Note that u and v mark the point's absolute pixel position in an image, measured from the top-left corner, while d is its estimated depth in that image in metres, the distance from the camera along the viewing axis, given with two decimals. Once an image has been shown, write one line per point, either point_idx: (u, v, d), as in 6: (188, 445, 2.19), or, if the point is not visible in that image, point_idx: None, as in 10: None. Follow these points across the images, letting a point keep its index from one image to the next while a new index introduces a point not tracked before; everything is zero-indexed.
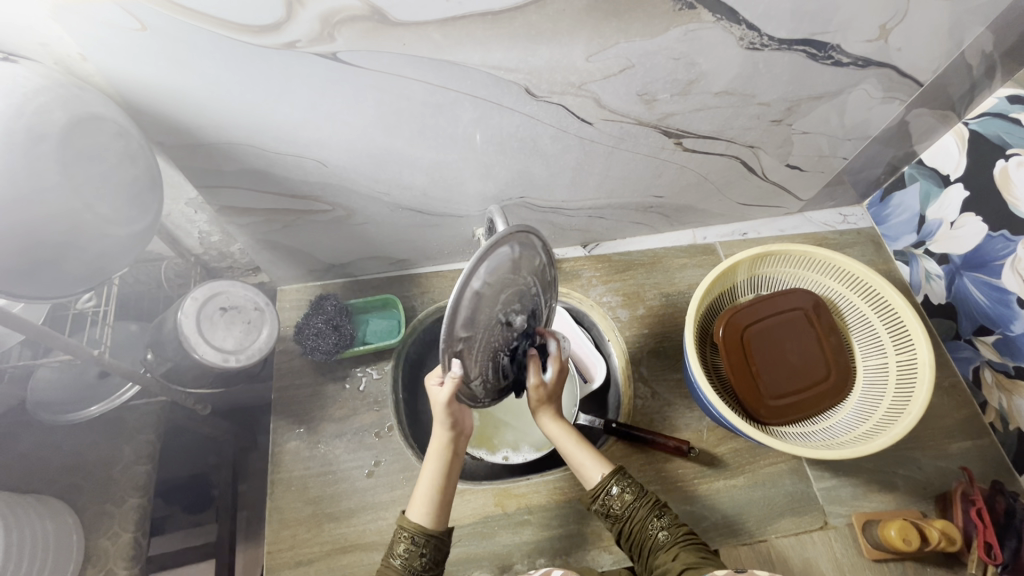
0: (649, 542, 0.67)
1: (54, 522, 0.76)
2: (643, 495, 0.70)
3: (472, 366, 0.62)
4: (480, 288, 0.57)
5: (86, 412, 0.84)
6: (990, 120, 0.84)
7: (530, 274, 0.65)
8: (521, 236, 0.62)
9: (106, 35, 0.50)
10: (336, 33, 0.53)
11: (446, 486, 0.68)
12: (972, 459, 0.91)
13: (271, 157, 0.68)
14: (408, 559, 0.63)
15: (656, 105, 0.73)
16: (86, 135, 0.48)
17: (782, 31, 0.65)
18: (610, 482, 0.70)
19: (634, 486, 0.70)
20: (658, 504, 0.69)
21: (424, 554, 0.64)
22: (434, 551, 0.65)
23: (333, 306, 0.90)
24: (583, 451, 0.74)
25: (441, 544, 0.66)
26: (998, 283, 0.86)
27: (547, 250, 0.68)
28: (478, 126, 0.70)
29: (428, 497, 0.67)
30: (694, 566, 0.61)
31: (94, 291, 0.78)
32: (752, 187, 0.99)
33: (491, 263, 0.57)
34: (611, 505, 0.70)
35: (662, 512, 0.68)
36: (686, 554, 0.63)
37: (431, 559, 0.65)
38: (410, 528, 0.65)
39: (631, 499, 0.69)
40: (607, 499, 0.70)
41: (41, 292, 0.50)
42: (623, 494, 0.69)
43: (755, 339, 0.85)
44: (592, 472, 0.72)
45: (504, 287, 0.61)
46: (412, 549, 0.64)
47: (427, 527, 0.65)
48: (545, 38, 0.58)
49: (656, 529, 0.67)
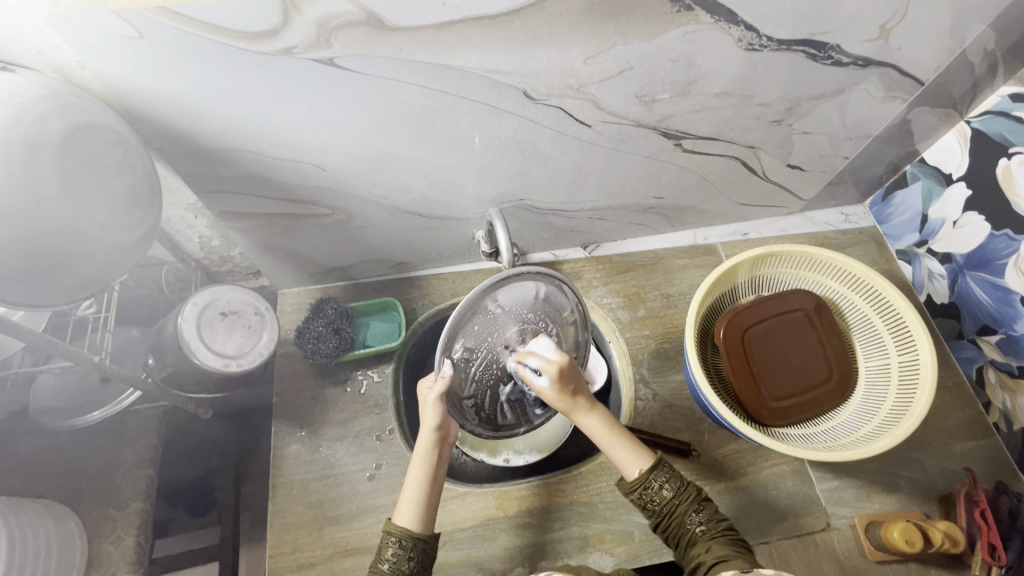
0: (685, 535, 0.65)
1: (58, 527, 0.77)
2: (683, 489, 0.67)
3: (466, 374, 0.67)
4: (494, 306, 0.64)
5: (89, 417, 0.83)
6: (992, 119, 0.83)
7: (550, 321, 0.71)
8: (550, 284, 0.68)
9: (105, 43, 0.50)
10: (332, 38, 0.53)
11: (432, 490, 0.68)
12: (976, 459, 0.90)
13: (269, 162, 0.68)
14: (396, 562, 0.63)
15: (656, 107, 0.73)
16: (86, 143, 0.49)
17: (781, 31, 0.65)
18: (648, 478, 0.67)
19: (674, 480, 0.67)
20: (697, 498, 0.67)
21: (412, 558, 0.64)
22: (421, 555, 0.65)
23: (333, 309, 0.90)
24: (619, 445, 0.69)
25: (428, 547, 0.65)
26: (1001, 283, 0.86)
27: (581, 311, 0.74)
28: (477, 129, 0.70)
29: (415, 500, 0.67)
30: (725, 560, 0.59)
31: (95, 298, 0.78)
32: (752, 188, 0.99)
33: (509, 288, 0.64)
34: (649, 499, 0.67)
35: (700, 506, 0.66)
36: (718, 547, 0.61)
37: (419, 563, 0.64)
38: (397, 532, 0.65)
39: (671, 494, 0.67)
40: (646, 493, 0.67)
41: (41, 300, 0.50)
42: (662, 489, 0.67)
43: (756, 340, 0.85)
44: (630, 466, 0.68)
45: (519, 317, 0.68)
46: (399, 553, 0.64)
47: (415, 531, 0.65)
48: (542, 41, 0.58)
49: (694, 524, 0.65)
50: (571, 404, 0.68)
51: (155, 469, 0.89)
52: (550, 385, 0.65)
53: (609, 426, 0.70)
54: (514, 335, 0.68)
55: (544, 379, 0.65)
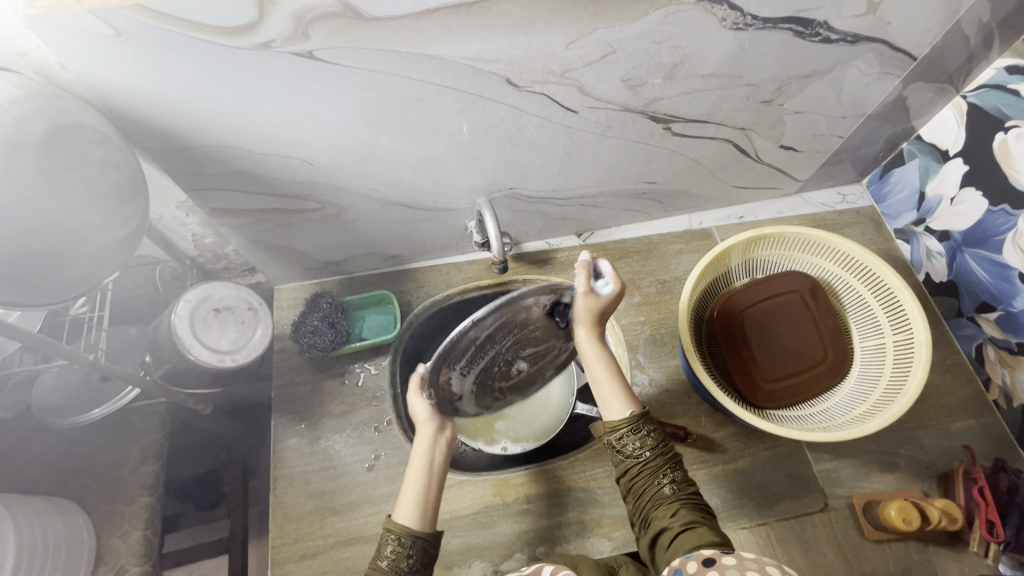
0: (652, 488, 0.65)
1: (66, 523, 0.78)
2: (664, 447, 0.67)
3: (457, 385, 0.70)
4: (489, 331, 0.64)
5: (90, 415, 0.85)
6: (988, 92, 0.81)
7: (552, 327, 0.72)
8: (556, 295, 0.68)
9: (86, 45, 0.51)
10: (310, 30, 0.53)
11: (430, 487, 0.69)
12: (975, 437, 0.90)
13: (257, 158, 0.69)
14: (395, 560, 0.62)
15: (643, 91, 0.72)
16: (67, 142, 0.49)
17: (765, 9, 0.64)
18: (631, 424, 0.67)
19: (656, 435, 0.68)
20: (673, 459, 0.67)
21: (411, 555, 0.63)
22: (421, 553, 0.64)
23: (329, 303, 0.91)
24: (612, 384, 0.71)
25: (428, 546, 0.65)
26: (999, 259, 0.84)
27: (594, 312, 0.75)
28: (463, 119, 0.70)
29: (414, 497, 0.67)
30: (692, 526, 0.59)
31: (88, 296, 0.81)
32: (746, 170, 0.98)
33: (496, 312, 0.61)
34: (625, 444, 0.67)
35: (675, 466, 0.66)
36: (686, 513, 0.61)
37: (418, 562, 0.64)
38: (397, 530, 0.64)
39: (650, 446, 0.67)
40: (623, 438, 0.68)
41: (33, 299, 0.51)
42: (642, 439, 0.67)
43: (748, 322, 0.84)
44: (617, 409, 0.70)
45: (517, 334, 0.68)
46: (398, 551, 0.63)
47: (414, 528, 0.65)
48: (522, 26, 0.58)
49: (664, 481, 0.65)
50: (592, 321, 0.71)
51: (159, 465, 0.89)
52: (607, 297, 0.68)
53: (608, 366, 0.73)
54: (511, 347, 0.70)
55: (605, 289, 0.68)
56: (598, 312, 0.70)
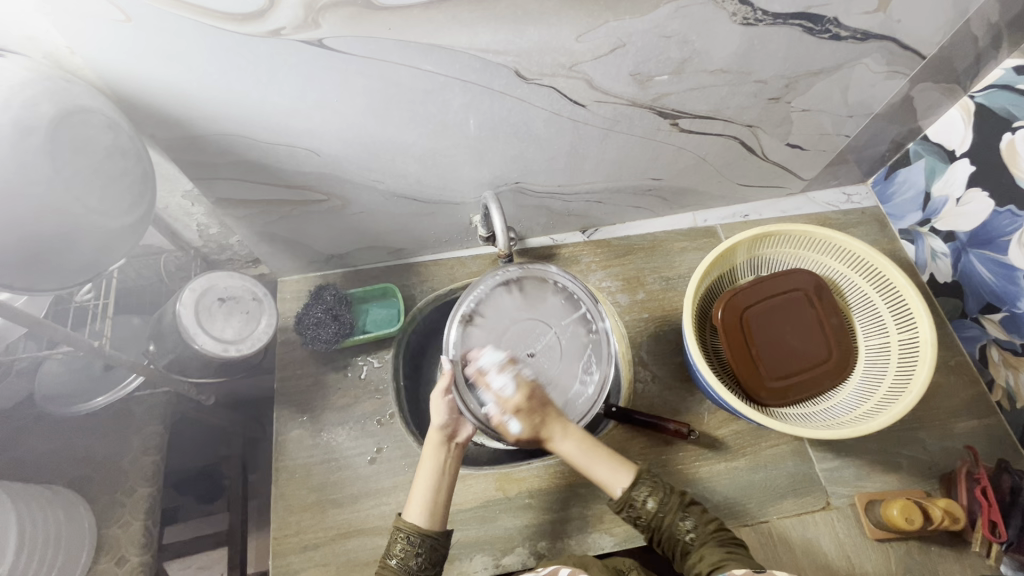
0: (678, 545, 0.69)
1: (66, 511, 0.78)
2: (667, 500, 0.71)
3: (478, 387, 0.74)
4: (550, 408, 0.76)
5: (91, 403, 0.86)
6: (996, 93, 0.82)
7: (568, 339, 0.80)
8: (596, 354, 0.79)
9: (96, 29, 0.51)
10: (321, 18, 0.53)
11: (440, 487, 0.72)
12: (978, 438, 0.90)
13: (264, 148, 0.68)
14: (405, 558, 0.67)
15: (651, 85, 0.72)
16: (76, 127, 0.49)
17: (776, 5, 0.64)
18: (633, 491, 0.71)
19: (657, 489, 0.71)
20: (680, 507, 0.70)
21: (419, 554, 0.67)
22: (429, 551, 0.68)
23: (332, 296, 0.91)
24: (598, 468, 0.73)
25: (437, 544, 0.68)
26: (1005, 260, 0.84)
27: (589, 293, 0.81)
28: (470, 112, 0.70)
29: (423, 496, 0.71)
30: (720, 566, 0.63)
31: (94, 284, 0.82)
32: (751, 168, 0.98)
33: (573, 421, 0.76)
34: (638, 514, 0.71)
35: (685, 513, 0.70)
36: (711, 555, 0.65)
37: (427, 559, 0.68)
38: (406, 528, 0.68)
39: (655, 507, 0.70)
40: (634, 509, 0.71)
41: (36, 284, 0.51)
42: (647, 503, 0.70)
43: (754, 320, 0.84)
44: (613, 484, 0.72)
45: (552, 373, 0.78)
46: (408, 549, 0.67)
47: (423, 528, 0.69)
48: (532, 18, 0.58)
49: (683, 532, 0.69)
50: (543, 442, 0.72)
51: (161, 455, 0.89)
52: (521, 428, 0.71)
53: (590, 443, 0.73)
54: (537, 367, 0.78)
55: (513, 425, 0.71)
56: (535, 433, 0.72)
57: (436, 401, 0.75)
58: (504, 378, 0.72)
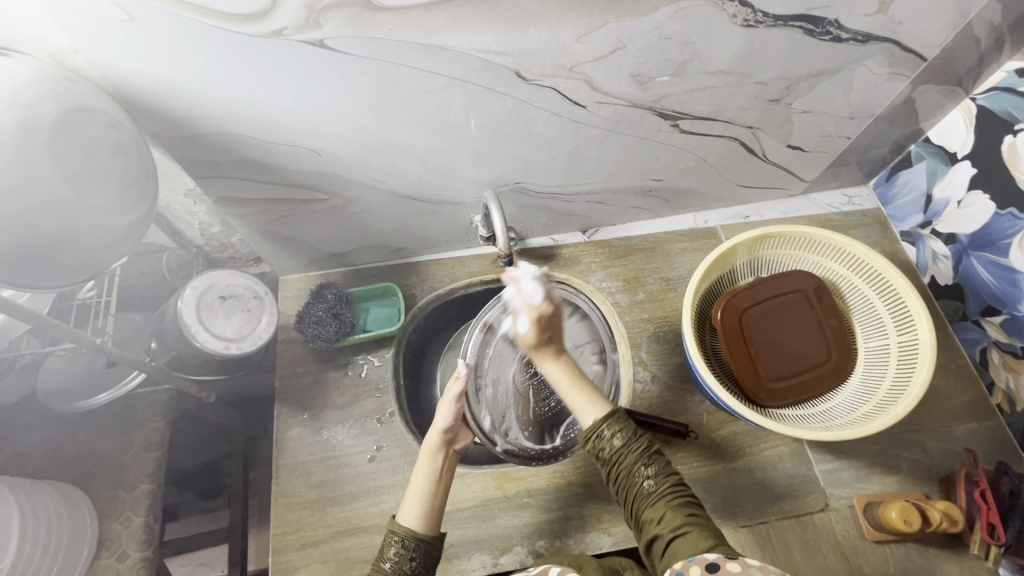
0: (633, 488, 0.68)
1: (68, 507, 0.79)
2: (634, 442, 0.70)
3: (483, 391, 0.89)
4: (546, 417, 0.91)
5: (95, 399, 0.87)
6: (998, 95, 0.81)
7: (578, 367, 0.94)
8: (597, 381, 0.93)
9: (101, 30, 0.51)
10: (322, 19, 0.53)
11: (436, 493, 0.71)
12: (978, 441, 0.89)
13: (265, 147, 0.69)
14: (398, 562, 0.65)
15: (651, 86, 0.72)
16: (80, 126, 0.49)
17: (776, 7, 0.64)
18: (602, 425, 0.71)
19: (625, 431, 0.71)
20: (647, 452, 0.70)
21: (413, 558, 0.66)
22: (423, 556, 0.67)
23: (333, 294, 0.91)
24: (576, 392, 0.75)
25: (432, 549, 0.68)
26: (1005, 263, 0.84)
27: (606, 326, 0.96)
28: (471, 112, 0.70)
29: (419, 501, 0.70)
30: (680, 531, 0.62)
31: (95, 282, 0.83)
32: (752, 169, 0.98)
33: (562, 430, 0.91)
34: (602, 448, 0.71)
35: (650, 460, 0.69)
36: (671, 515, 0.64)
37: (421, 564, 0.67)
38: (400, 532, 0.67)
39: (620, 445, 0.70)
40: (599, 442, 0.71)
41: (39, 281, 0.51)
42: (613, 439, 0.70)
43: (753, 321, 0.84)
44: (585, 414, 0.73)
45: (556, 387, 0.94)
46: (402, 553, 0.66)
47: (417, 532, 0.68)
48: (533, 19, 0.58)
49: (643, 478, 0.68)
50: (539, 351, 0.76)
51: (163, 452, 0.90)
52: (528, 328, 0.75)
53: (576, 376, 0.76)
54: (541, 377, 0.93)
55: (524, 324, 0.76)
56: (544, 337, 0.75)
57: (443, 404, 0.75)
58: (535, 286, 0.77)
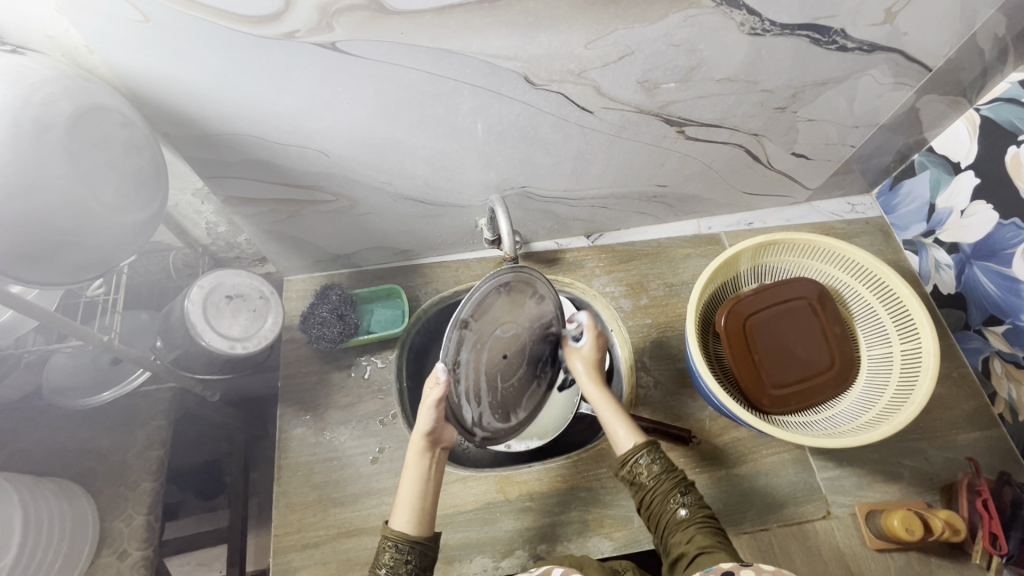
0: (666, 515, 0.69)
1: (69, 504, 0.78)
2: (671, 471, 0.72)
3: (461, 395, 0.70)
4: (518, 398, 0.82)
5: (98, 398, 0.87)
6: (1002, 106, 0.82)
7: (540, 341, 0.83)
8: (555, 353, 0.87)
9: (117, 31, 0.52)
10: (334, 22, 0.53)
11: (427, 496, 0.71)
12: (980, 450, 0.89)
13: (274, 148, 0.69)
14: (393, 566, 0.66)
15: (658, 93, 0.72)
16: (93, 125, 0.50)
17: (784, 15, 0.64)
18: (640, 452, 0.73)
19: (664, 459, 0.73)
20: (683, 482, 0.71)
21: (409, 561, 0.66)
22: (419, 557, 0.67)
23: (337, 295, 0.91)
24: (622, 422, 0.78)
25: (426, 550, 0.68)
26: (1009, 272, 0.84)
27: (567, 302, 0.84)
28: (479, 116, 0.70)
29: (410, 503, 0.70)
30: (707, 550, 0.62)
31: (105, 279, 0.83)
32: (757, 176, 0.98)
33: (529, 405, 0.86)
34: (638, 473, 0.72)
35: (686, 489, 0.70)
36: (700, 537, 0.64)
37: (417, 565, 0.67)
38: (393, 536, 0.67)
39: (658, 470, 0.72)
40: (636, 467, 0.73)
41: (46, 279, 0.51)
42: (650, 465, 0.72)
43: (757, 328, 0.84)
44: (626, 439, 0.76)
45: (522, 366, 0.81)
46: (397, 558, 0.66)
47: (410, 535, 0.68)
48: (544, 25, 0.58)
49: (677, 505, 0.69)
50: (592, 372, 0.83)
51: (165, 450, 0.89)
52: (587, 342, 0.83)
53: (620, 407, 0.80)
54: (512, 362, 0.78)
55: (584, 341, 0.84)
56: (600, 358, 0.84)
57: (424, 409, 0.69)
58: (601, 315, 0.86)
